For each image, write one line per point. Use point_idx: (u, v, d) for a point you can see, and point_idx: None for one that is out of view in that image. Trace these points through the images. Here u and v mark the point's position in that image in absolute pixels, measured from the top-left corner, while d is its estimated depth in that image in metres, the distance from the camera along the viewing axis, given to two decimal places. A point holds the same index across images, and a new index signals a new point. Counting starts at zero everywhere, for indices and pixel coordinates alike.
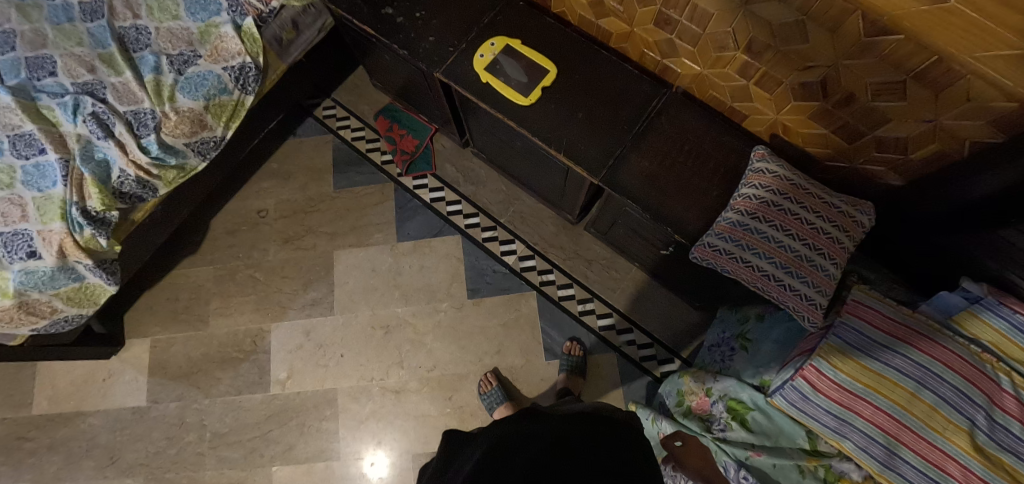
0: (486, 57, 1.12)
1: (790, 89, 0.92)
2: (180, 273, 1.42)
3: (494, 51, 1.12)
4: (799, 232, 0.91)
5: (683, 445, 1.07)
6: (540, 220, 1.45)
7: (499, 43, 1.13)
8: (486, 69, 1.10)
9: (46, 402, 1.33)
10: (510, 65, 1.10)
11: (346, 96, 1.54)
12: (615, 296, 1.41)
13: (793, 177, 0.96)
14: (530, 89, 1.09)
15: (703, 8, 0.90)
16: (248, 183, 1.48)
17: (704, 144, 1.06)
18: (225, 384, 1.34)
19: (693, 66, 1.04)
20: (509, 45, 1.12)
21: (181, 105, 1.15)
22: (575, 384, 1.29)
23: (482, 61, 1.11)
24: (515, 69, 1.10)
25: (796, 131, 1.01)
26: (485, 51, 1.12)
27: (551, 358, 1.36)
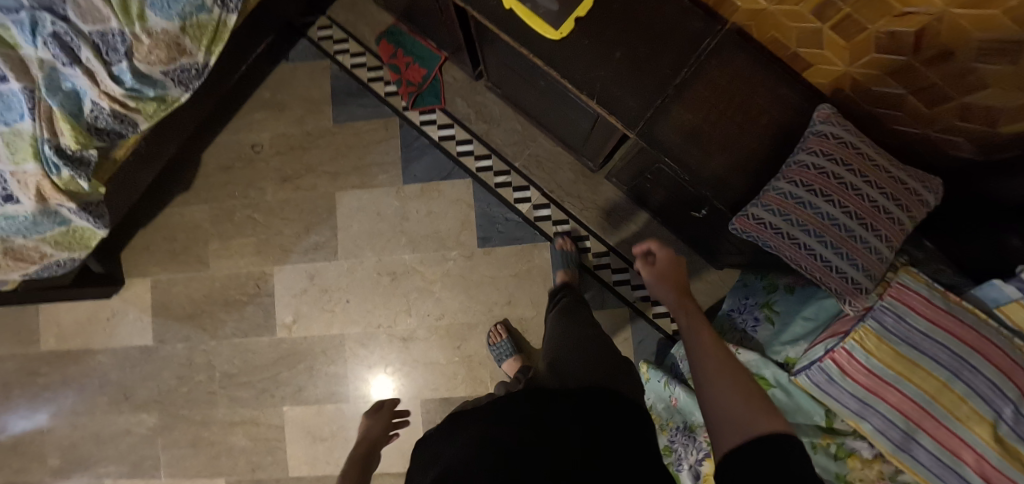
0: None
1: (873, 38, 0.78)
2: (176, 212, 1.34)
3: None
4: (856, 210, 0.82)
5: None
6: (558, 166, 1.34)
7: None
8: None
9: (54, 339, 1.32)
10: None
11: (344, 14, 1.35)
12: (634, 250, 1.34)
13: (860, 145, 0.84)
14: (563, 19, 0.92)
15: None
16: (240, 113, 1.35)
17: (757, 97, 0.92)
18: (231, 326, 1.32)
19: (756, 2, 0.86)
20: None
21: (153, 26, 0.98)
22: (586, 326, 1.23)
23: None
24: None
25: (868, 87, 0.87)
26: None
27: None
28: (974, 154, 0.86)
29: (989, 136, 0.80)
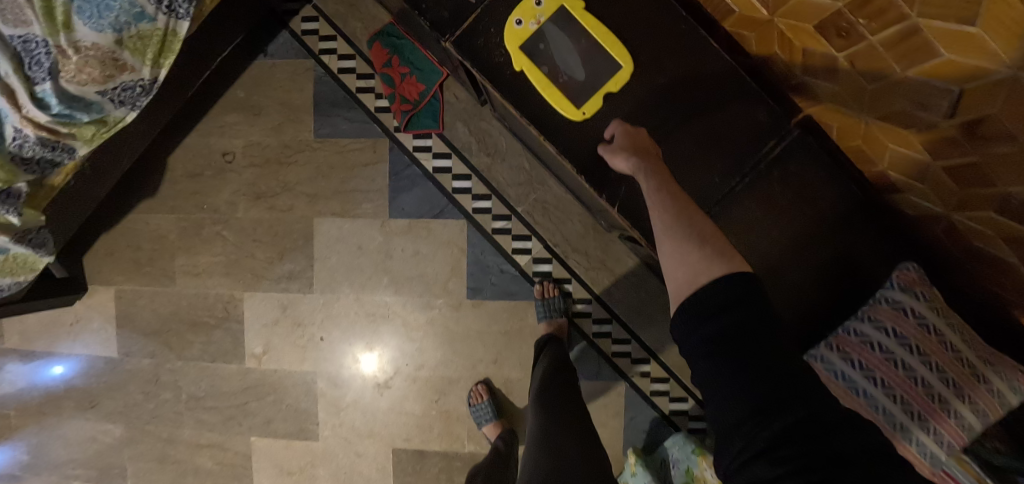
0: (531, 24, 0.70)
1: (999, 200, 0.56)
2: (139, 218, 1.21)
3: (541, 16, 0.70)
4: (920, 410, 0.66)
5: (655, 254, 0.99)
6: (566, 216, 1.15)
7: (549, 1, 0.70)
8: (523, 51, 0.70)
9: (18, 337, 1.25)
10: (563, 48, 0.70)
11: (334, 4, 1.12)
12: (640, 321, 1.18)
13: (948, 332, 0.67)
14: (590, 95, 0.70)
15: (926, 43, 0.49)
16: (209, 114, 1.17)
17: (819, 224, 0.73)
18: (198, 349, 1.23)
19: (852, 104, 0.65)
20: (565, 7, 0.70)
21: (81, 37, 0.80)
22: None
23: (520, 31, 0.69)
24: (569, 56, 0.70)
25: (972, 243, 0.66)
26: (529, 14, 0.69)
27: None
28: None
29: None
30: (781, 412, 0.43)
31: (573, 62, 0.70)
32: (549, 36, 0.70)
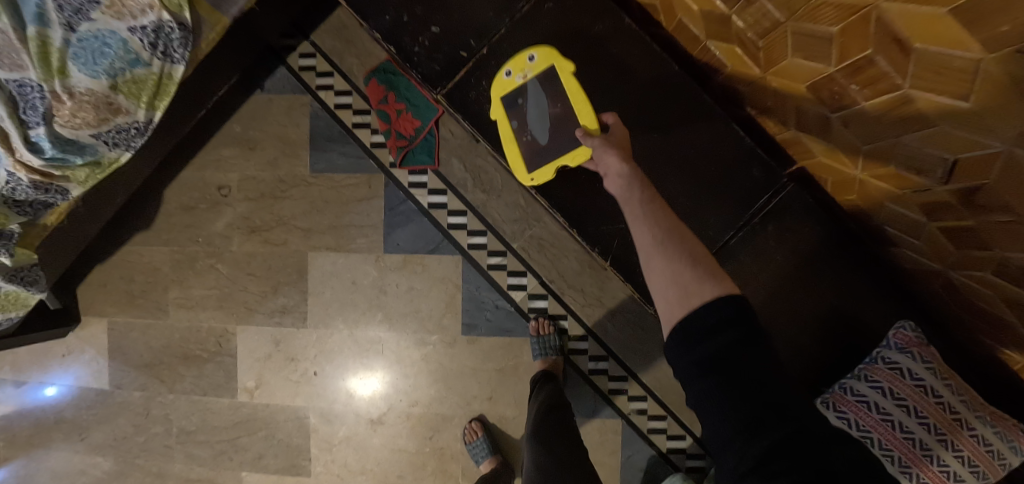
0: (517, 78, 0.75)
1: (998, 264, 0.55)
2: (133, 251, 1.20)
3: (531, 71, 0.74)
4: (919, 473, 0.64)
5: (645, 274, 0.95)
6: (562, 252, 1.14)
7: (543, 61, 0.74)
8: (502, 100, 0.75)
9: (10, 368, 1.24)
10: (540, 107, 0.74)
11: (331, 40, 1.13)
12: (637, 358, 1.16)
13: (944, 392, 0.66)
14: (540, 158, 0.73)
15: (920, 112, 0.48)
16: (205, 148, 1.17)
17: (814, 277, 0.73)
18: (189, 382, 1.22)
19: (847, 159, 0.64)
20: (554, 67, 0.73)
21: (76, 83, 0.81)
22: None
23: (506, 80, 0.75)
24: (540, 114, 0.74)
25: (970, 301, 0.64)
26: (522, 69, 0.75)
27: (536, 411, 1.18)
28: None
29: None
30: (772, 430, 0.43)
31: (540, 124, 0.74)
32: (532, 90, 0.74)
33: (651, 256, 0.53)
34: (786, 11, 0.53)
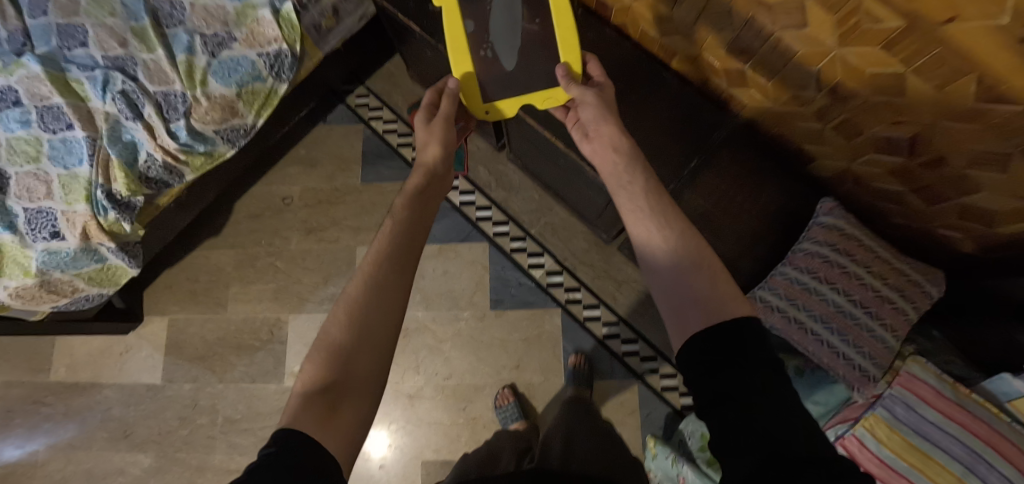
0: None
1: (870, 140, 0.84)
2: (201, 255, 1.39)
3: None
4: (862, 298, 0.85)
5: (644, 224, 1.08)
6: (571, 234, 1.40)
7: None
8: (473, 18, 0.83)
9: (64, 370, 1.32)
10: (500, 6, 0.83)
11: (381, 84, 1.48)
12: (642, 321, 1.36)
13: (863, 237, 0.90)
14: (496, 69, 0.84)
15: (787, 43, 0.80)
16: (274, 166, 1.43)
17: (765, 185, 0.99)
18: (240, 370, 1.33)
19: (764, 101, 0.95)
20: None
21: (213, 90, 1.11)
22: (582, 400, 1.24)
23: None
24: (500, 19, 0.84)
25: (868, 183, 0.93)
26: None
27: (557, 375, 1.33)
28: (975, 250, 0.88)
29: (987, 234, 0.83)
30: (788, 453, 0.44)
31: (499, 30, 0.84)
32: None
33: (654, 244, 0.63)
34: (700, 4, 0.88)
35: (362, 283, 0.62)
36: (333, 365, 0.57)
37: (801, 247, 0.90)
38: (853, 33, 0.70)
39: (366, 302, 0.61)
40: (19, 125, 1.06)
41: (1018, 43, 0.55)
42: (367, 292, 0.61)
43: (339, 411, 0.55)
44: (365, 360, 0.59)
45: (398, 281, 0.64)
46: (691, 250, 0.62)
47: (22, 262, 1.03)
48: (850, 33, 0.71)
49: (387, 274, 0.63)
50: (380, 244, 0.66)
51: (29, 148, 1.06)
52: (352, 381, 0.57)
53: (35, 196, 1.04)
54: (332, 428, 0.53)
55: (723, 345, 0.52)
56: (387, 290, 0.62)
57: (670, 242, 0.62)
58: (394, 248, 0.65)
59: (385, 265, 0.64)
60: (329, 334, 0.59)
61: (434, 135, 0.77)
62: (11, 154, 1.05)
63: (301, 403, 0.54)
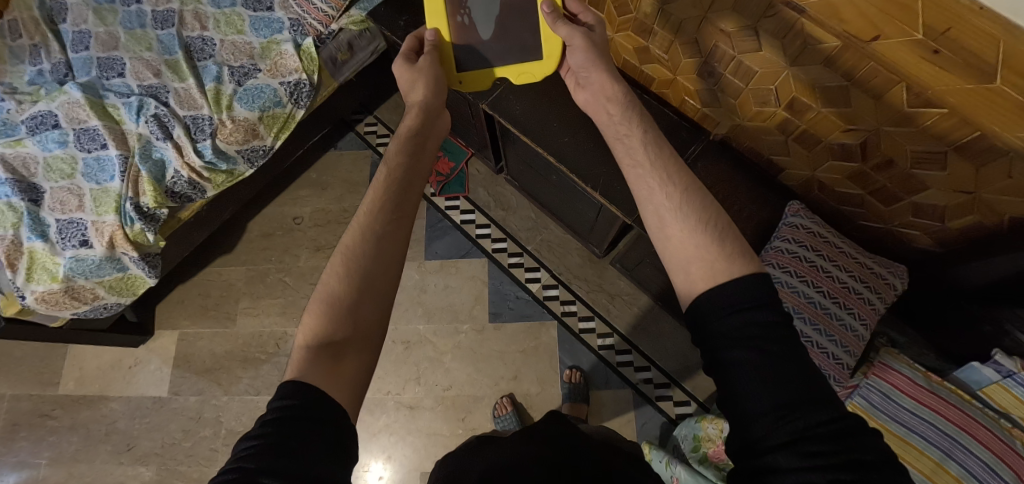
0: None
1: (828, 148, 0.95)
2: (213, 271, 1.46)
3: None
4: (830, 290, 0.95)
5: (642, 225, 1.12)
6: (567, 250, 1.49)
7: None
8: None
9: (73, 383, 1.36)
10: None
11: (389, 114, 1.61)
12: (636, 332, 1.41)
13: (827, 234, 1.00)
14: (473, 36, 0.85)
15: (748, 65, 0.93)
16: (287, 189, 1.53)
17: (740, 193, 1.08)
18: (245, 383, 1.36)
19: (734, 117, 1.07)
20: None
21: (237, 114, 1.21)
22: (578, 411, 1.29)
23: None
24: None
25: (831, 189, 1.03)
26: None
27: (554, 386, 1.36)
28: (930, 245, 0.98)
29: (939, 228, 0.92)
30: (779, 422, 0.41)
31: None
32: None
33: (669, 225, 0.57)
34: (671, 34, 1.02)
35: (360, 227, 0.63)
36: (333, 314, 0.57)
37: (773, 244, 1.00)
38: (800, 53, 0.83)
39: (366, 245, 0.61)
40: (57, 145, 1.15)
41: (932, 54, 0.67)
42: (366, 236, 0.62)
43: (344, 354, 0.55)
44: (367, 305, 0.59)
45: (396, 224, 0.64)
46: (714, 232, 0.55)
47: (50, 269, 1.10)
48: (798, 53, 0.83)
49: (383, 216, 0.63)
50: (376, 188, 0.66)
51: (64, 165, 1.14)
52: (359, 325, 0.58)
53: (67, 208, 1.12)
54: (339, 370, 0.53)
55: (726, 320, 0.48)
56: (386, 230, 0.63)
57: (691, 221, 0.56)
58: (391, 192, 0.66)
59: (382, 208, 0.64)
60: (330, 284, 0.59)
61: (421, 76, 0.81)
62: (48, 171, 1.14)
63: (307, 350, 0.54)
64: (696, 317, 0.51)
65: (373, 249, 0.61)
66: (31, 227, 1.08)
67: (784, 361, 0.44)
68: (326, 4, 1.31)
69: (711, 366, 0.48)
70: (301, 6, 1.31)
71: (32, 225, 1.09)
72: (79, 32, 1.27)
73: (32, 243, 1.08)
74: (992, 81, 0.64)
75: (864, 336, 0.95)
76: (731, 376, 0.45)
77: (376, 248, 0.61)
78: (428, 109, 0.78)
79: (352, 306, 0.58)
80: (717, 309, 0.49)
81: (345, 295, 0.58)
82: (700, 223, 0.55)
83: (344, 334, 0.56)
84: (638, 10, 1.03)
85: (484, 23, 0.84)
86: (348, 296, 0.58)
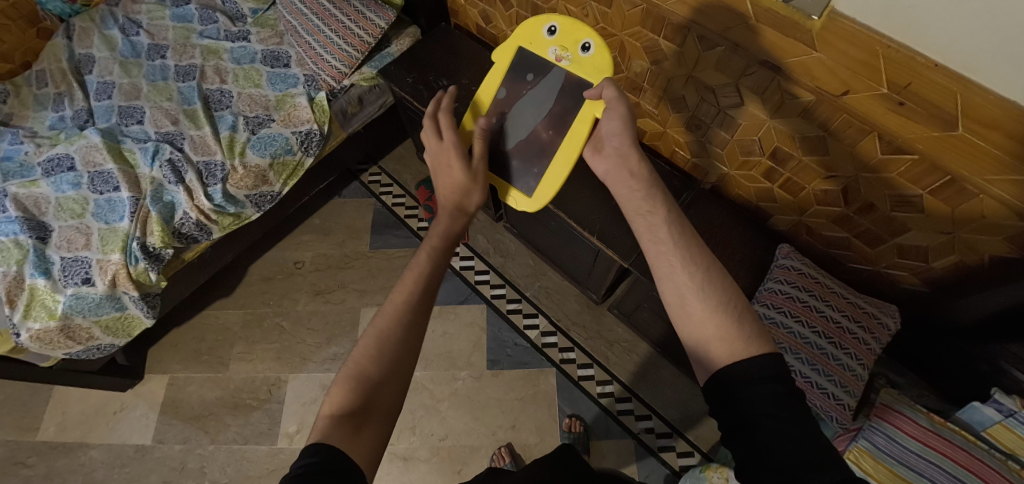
0: (550, 54, 0.88)
1: (813, 194, 1.01)
2: (211, 314, 1.46)
3: (570, 57, 0.86)
4: (824, 329, 0.98)
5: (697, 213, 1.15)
6: (565, 297, 1.51)
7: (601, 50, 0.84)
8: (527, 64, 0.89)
9: (53, 429, 1.32)
10: (546, 88, 0.88)
11: (393, 165, 1.68)
12: (636, 379, 1.39)
13: (816, 274, 1.04)
14: (496, 141, 0.89)
15: (732, 118, 1.00)
16: (290, 234, 1.56)
17: (732, 238, 1.13)
18: (233, 431, 1.31)
19: (721, 167, 1.14)
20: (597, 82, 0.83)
21: (249, 160, 1.26)
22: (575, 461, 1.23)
23: (539, 40, 0.89)
24: (553, 103, 0.87)
25: (818, 232, 1.08)
26: (561, 47, 0.87)
27: (552, 436, 1.32)
28: (917, 286, 1.01)
29: (926, 269, 0.96)
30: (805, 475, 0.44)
31: (521, 110, 0.89)
32: (547, 72, 0.88)
33: (691, 303, 0.57)
34: (660, 91, 1.10)
35: (390, 314, 0.62)
36: (355, 394, 0.57)
37: (767, 285, 1.03)
38: (780, 107, 0.90)
39: (394, 335, 0.61)
40: (70, 186, 1.19)
41: (897, 105, 0.74)
42: (397, 325, 0.61)
43: (364, 427, 0.55)
44: (389, 392, 0.59)
45: (423, 318, 0.64)
46: (733, 313, 0.56)
47: (49, 305, 1.09)
48: (777, 107, 0.91)
49: (415, 311, 0.63)
50: (410, 280, 0.65)
51: (75, 205, 1.17)
52: (380, 401, 0.58)
53: (74, 246, 1.13)
54: (358, 449, 0.53)
55: (735, 380, 0.51)
56: (415, 327, 0.62)
57: (698, 264, 0.60)
58: (421, 285, 0.65)
59: (414, 304, 0.64)
60: (357, 364, 0.59)
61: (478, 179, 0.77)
62: (58, 210, 1.16)
63: (331, 420, 0.54)
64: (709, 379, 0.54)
65: (404, 341, 0.61)
66: (35, 264, 1.09)
67: (792, 423, 0.47)
68: (340, 62, 1.35)
69: (727, 422, 0.51)
70: (315, 63, 1.36)
71: (36, 262, 1.09)
72: (104, 82, 1.34)
73: (34, 279, 1.09)
74: (957, 130, 0.70)
75: (862, 379, 0.96)
76: (746, 435, 0.49)
77: (404, 337, 0.61)
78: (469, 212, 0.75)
79: (376, 392, 0.58)
80: (722, 372, 0.52)
81: (370, 379, 0.58)
82: (702, 267, 0.60)
83: (365, 408, 0.56)
84: (630, 70, 1.12)
85: (511, 138, 0.89)
86: (373, 381, 0.58)
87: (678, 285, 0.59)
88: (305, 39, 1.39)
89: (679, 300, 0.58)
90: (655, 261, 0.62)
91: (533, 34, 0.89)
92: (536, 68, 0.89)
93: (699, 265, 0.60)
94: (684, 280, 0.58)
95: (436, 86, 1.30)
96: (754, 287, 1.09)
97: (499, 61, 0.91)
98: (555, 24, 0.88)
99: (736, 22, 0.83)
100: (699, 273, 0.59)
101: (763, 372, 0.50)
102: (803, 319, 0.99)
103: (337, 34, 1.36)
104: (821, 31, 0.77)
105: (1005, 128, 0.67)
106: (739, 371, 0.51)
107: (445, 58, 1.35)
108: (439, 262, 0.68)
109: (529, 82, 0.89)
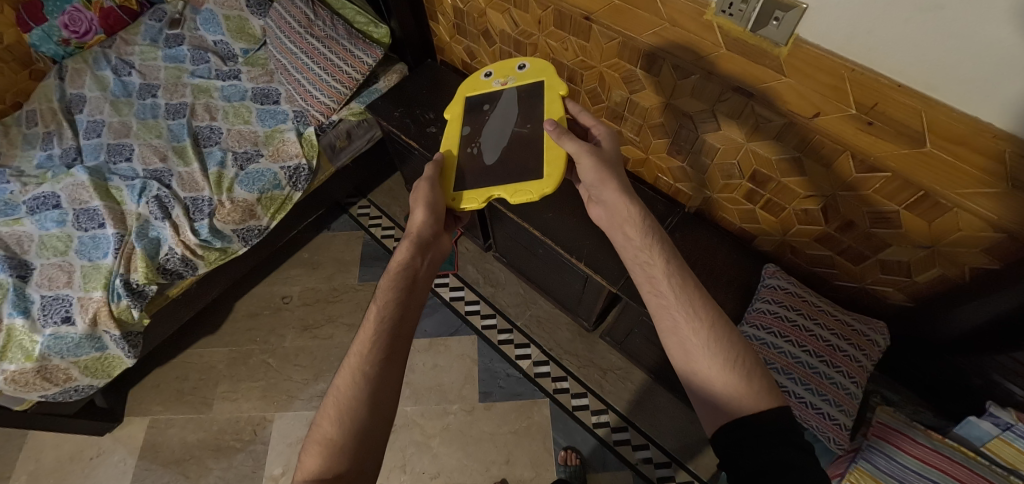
0: (495, 85, 1.00)
1: (794, 213, 1.02)
2: (195, 353, 1.43)
3: (513, 78, 0.99)
4: (815, 348, 0.98)
5: (682, 235, 1.17)
6: (556, 325, 1.50)
7: (531, 71, 0.98)
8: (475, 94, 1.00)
9: (24, 477, 1.26)
10: (502, 107, 0.96)
11: (381, 198, 1.69)
12: (631, 408, 1.36)
13: (805, 294, 1.04)
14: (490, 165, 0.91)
15: (710, 144, 1.03)
16: (279, 269, 1.56)
17: (717, 259, 1.14)
18: (214, 475, 1.26)
19: (704, 191, 1.16)
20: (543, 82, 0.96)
21: (237, 195, 1.26)
22: None
23: (480, 83, 1.01)
24: (515, 110, 0.95)
25: (803, 252, 1.09)
26: (502, 77, 1.00)
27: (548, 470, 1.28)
28: (905, 300, 1.01)
29: (911, 285, 0.97)
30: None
31: (489, 130, 0.95)
32: (501, 98, 0.98)
33: (698, 360, 0.63)
34: (640, 119, 1.14)
35: (352, 373, 0.65)
36: (323, 456, 0.59)
37: (753, 308, 1.04)
38: (756, 132, 0.93)
39: (359, 392, 0.63)
40: (54, 224, 1.18)
41: (867, 125, 0.77)
42: (359, 383, 0.64)
43: None
44: (357, 440, 0.61)
45: (388, 365, 0.66)
46: (744, 371, 0.61)
47: (27, 346, 1.07)
48: (753, 132, 0.93)
49: (377, 361, 0.65)
50: (365, 331, 0.68)
51: (59, 243, 1.16)
52: (353, 459, 0.60)
53: (55, 284, 1.11)
54: None
55: (757, 429, 0.56)
56: (377, 376, 0.64)
57: (695, 312, 0.66)
58: (380, 336, 0.67)
59: (373, 352, 0.66)
60: (323, 426, 0.61)
61: (417, 202, 0.84)
62: (41, 249, 1.15)
63: None
64: (719, 428, 0.59)
65: (366, 394, 0.63)
66: (14, 303, 1.07)
67: (810, 474, 0.51)
68: (329, 97, 1.38)
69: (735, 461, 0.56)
70: (305, 99, 1.39)
71: (15, 301, 1.08)
72: (93, 121, 1.36)
73: (13, 319, 1.06)
74: (924, 145, 0.73)
75: (857, 399, 0.94)
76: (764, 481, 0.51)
77: (370, 396, 0.63)
78: (420, 241, 0.80)
79: (347, 448, 0.60)
80: (740, 422, 0.57)
81: (337, 442, 0.60)
82: (707, 327, 0.64)
83: (342, 469, 0.59)
84: (610, 100, 1.16)
85: (491, 150, 0.92)
86: (341, 440, 0.60)
87: (685, 341, 0.65)
88: (295, 77, 1.41)
89: (684, 354, 0.64)
90: (660, 317, 0.68)
91: (472, 83, 1.02)
92: (489, 99, 0.99)
93: (705, 321, 0.65)
94: (690, 336, 0.64)
95: (423, 120, 1.32)
96: (743, 308, 1.08)
97: (450, 114, 1.00)
98: (488, 69, 1.02)
99: (707, 52, 0.87)
100: (705, 332, 0.64)
101: (777, 423, 0.56)
102: (794, 339, 0.99)
103: (325, 71, 1.37)
104: (789, 57, 0.81)
105: (971, 143, 0.70)
106: (752, 421, 0.56)
107: (432, 94, 1.38)
108: (393, 303, 0.71)
109: (485, 112, 0.97)
